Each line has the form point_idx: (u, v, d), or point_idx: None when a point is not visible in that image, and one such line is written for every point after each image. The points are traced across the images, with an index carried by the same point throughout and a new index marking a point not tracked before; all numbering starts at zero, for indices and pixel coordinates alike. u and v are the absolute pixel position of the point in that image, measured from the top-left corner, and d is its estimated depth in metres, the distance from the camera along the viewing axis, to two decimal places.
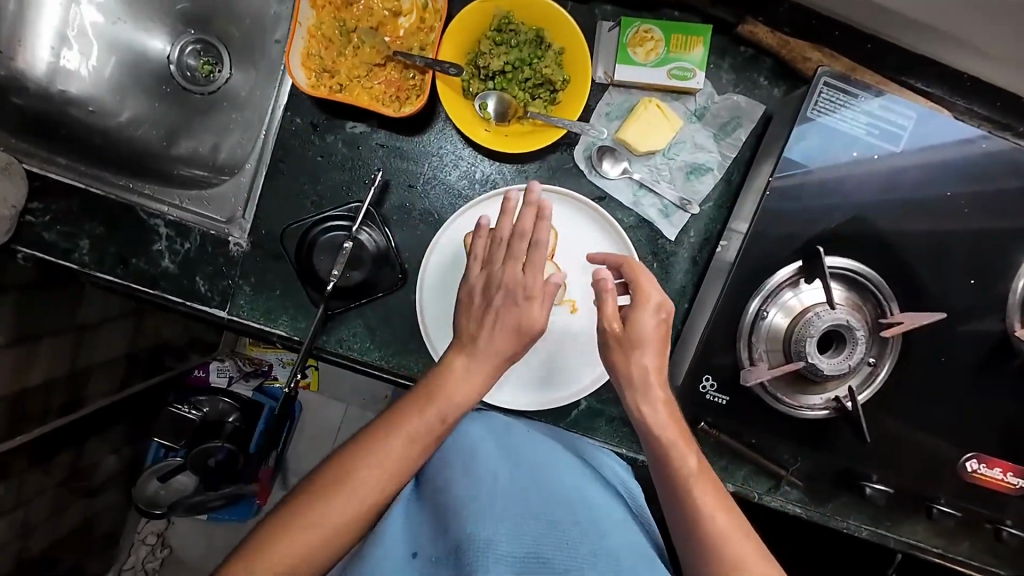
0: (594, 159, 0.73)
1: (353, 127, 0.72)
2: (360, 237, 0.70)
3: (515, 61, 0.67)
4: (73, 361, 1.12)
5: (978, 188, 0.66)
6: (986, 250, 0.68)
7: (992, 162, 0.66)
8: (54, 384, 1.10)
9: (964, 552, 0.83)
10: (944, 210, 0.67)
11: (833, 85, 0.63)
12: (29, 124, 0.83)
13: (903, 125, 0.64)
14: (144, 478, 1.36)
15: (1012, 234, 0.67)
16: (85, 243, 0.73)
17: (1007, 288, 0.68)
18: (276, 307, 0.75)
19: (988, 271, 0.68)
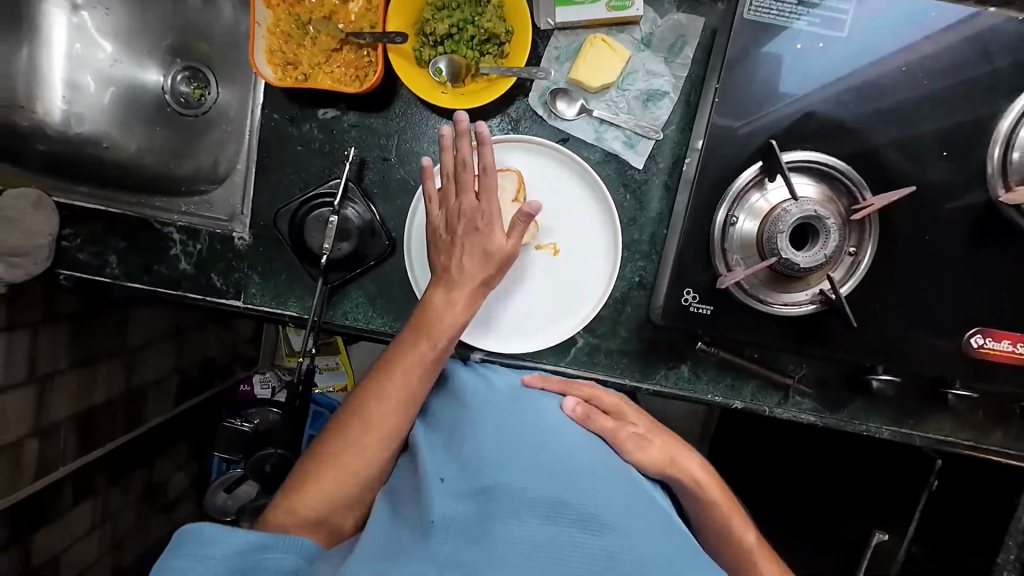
0: (550, 103, 0.76)
1: (325, 112, 0.77)
2: (345, 212, 0.75)
3: (458, 22, 0.71)
4: (129, 380, 1.23)
5: (936, 58, 0.66)
6: (957, 119, 0.66)
7: (943, 30, 0.66)
8: (117, 403, 1.21)
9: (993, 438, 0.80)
10: (905, 86, 0.66)
11: None
12: (52, 165, 0.91)
13: (844, 9, 0.66)
14: (213, 490, 1.42)
15: (982, 98, 0.66)
16: (112, 259, 0.83)
17: (984, 155, 0.66)
18: (284, 291, 0.82)
19: (962, 140, 0.66)
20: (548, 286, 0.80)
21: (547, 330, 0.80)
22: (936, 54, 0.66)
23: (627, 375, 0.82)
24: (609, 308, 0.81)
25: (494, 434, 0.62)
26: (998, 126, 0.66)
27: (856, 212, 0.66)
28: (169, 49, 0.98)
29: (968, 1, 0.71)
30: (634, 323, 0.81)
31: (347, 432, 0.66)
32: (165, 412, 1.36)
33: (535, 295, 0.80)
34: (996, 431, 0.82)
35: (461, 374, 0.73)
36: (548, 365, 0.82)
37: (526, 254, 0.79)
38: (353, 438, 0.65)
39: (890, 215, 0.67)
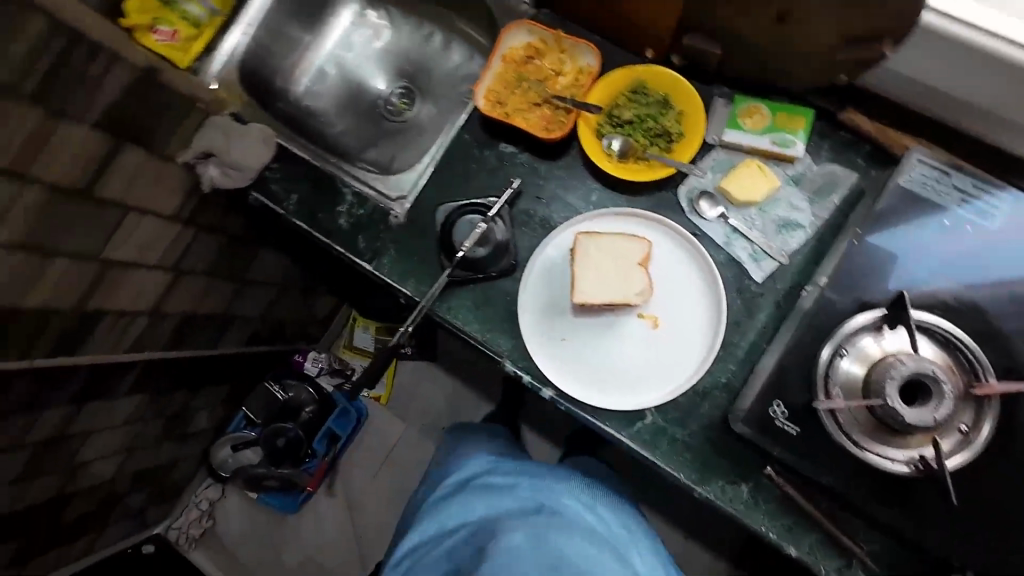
0: (694, 201, 0.85)
1: (507, 146, 0.92)
2: (491, 225, 0.87)
3: (643, 115, 0.85)
4: (229, 305, 1.37)
5: None
6: None
7: None
8: (211, 319, 1.34)
9: None
10: None
11: (926, 163, 0.77)
12: (281, 118, 1.15)
13: (992, 206, 0.75)
14: (222, 443, 1.60)
15: None
16: (294, 197, 1.00)
17: None
18: (408, 271, 0.93)
19: None
20: (638, 355, 0.84)
21: (624, 394, 0.83)
22: None
23: (684, 472, 0.80)
24: (689, 399, 0.82)
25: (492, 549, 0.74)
26: None
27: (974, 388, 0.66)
28: (396, 68, 1.23)
29: None
30: (708, 422, 0.81)
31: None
32: (238, 347, 1.48)
33: (624, 358, 0.84)
34: None
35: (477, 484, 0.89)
36: (607, 427, 0.82)
37: (627, 318, 0.85)
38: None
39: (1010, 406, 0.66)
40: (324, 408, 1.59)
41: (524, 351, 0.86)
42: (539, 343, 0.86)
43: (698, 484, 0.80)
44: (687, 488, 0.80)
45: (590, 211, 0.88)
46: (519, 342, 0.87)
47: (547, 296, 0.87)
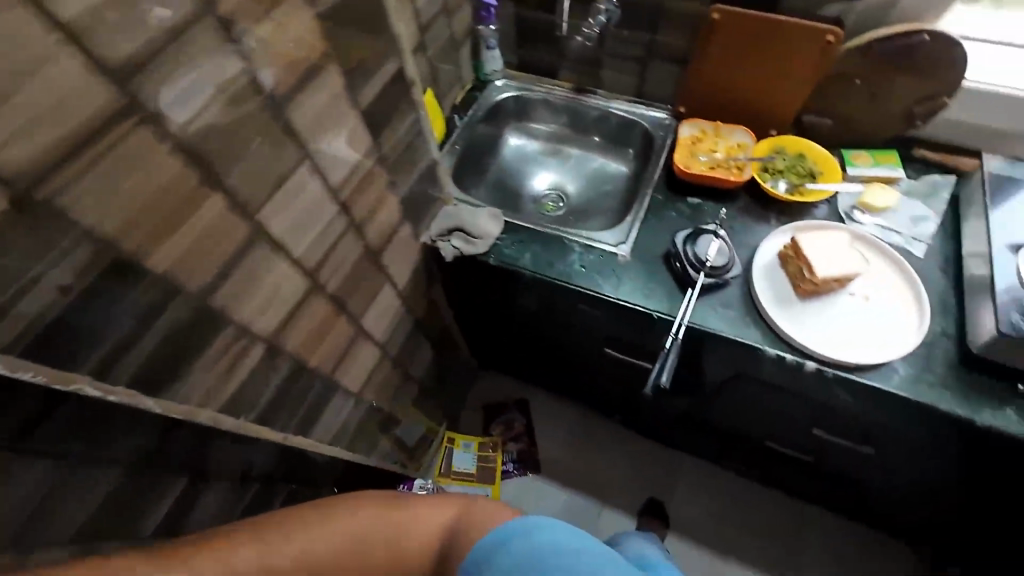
0: (847, 212, 1.17)
1: (695, 199, 1.22)
2: (716, 243, 1.10)
3: (792, 164, 1.21)
4: (388, 402, 1.43)
5: None
6: None
7: None
8: (375, 412, 1.36)
9: None
10: None
11: (997, 159, 1.13)
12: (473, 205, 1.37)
13: None
14: None
15: None
16: (527, 255, 1.18)
17: None
18: (649, 294, 1.10)
19: None
20: (860, 318, 1.03)
21: (865, 350, 0.99)
22: None
23: (956, 405, 0.93)
24: (924, 349, 0.99)
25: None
26: None
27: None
28: (548, 176, 1.56)
29: None
30: (943, 363, 0.98)
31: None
32: None
33: (852, 322, 1.02)
34: None
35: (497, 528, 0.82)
36: (874, 381, 0.97)
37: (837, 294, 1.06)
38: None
39: None
40: None
41: (776, 336, 1.03)
42: (788, 325, 1.03)
43: (972, 412, 0.93)
44: (964, 420, 0.93)
45: (787, 223, 1.16)
46: (768, 331, 1.03)
47: (774, 291, 1.07)
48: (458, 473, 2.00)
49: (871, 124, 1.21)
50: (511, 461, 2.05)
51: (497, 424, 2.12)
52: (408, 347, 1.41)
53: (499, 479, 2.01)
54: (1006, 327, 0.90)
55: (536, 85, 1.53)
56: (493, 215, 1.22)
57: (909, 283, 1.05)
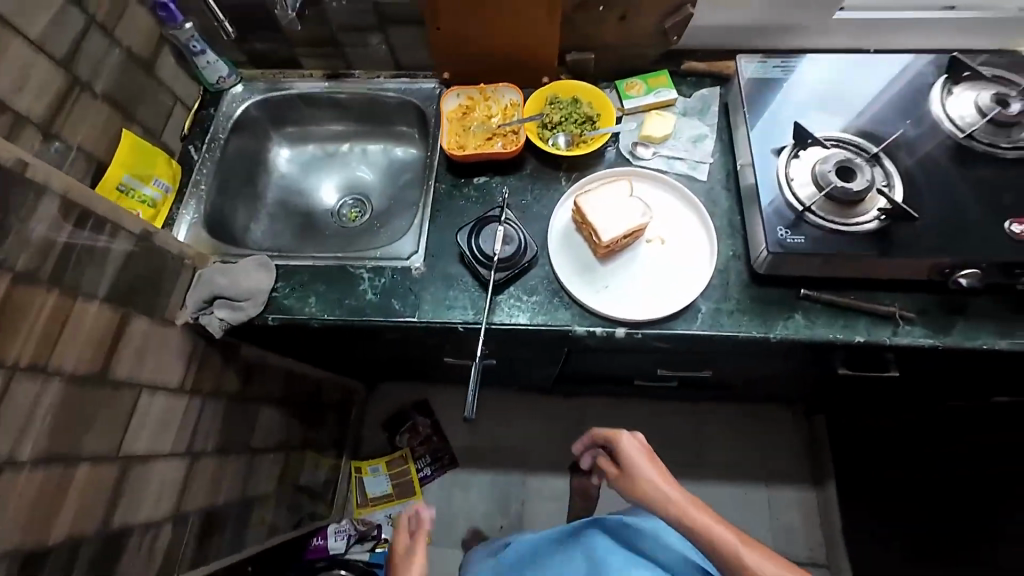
0: (631, 149, 1.11)
1: (479, 178, 1.10)
2: (504, 230, 1.01)
3: (569, 113, 1.12)
4: (244, 487, 1.28)
5: (872, 76, 1.04)
6: (907, 102, 1.01)
7: (869, 61, 1.05)
8: (229, 507, 1.21)
9: None
10: (862, 91, 1.03)
11: (750, 55, 1.09)
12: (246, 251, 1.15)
13: (799, 58, 1.08)
14: None
15: (914, 90, 1.02)
16: (314, 300, 1.03)
17: (931, 113, 0.99)
18: (452, 305, 1.00)
19: (914, 110, 1.00)
20: (658, 266, 1.00)
21: (668, 299, 0.97)
22: (869, 75, 1.04)
23: (753, 329, 0.95)
24: (719, 280, 0.99)
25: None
26: (933, 100, 1.00)
27: (882, 152, 0.95)
28: (339, 185, 1.36)
29: (885, 55, 1.12)
30: (739, 288, 0.99)
31: (638, 469, 0.94)
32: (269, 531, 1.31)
33: (652, 272, 1.00)
34: None
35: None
36: (681, 329, 0.95)
37: (635, 245, 1.02)
38: (649, 478, 0.92)
39: (896, 159, 0.95)
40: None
41: (584, 311, 0.97)
42: (592, 297, 0.98)
43: (767, 331, 0.96)
44: (762, 340, 0.96)
45: (577, 180, 1.08)
46: (576, 307, 0.98)
47: (576, 263, 1.01)
48: (376, 499, 1.94)
49: (633, 47, 1.12)
50: (426, 466, 1.99)
51: (402, 436, 2.02)
52: (240, 426, 1.24)
53: (419, 488, 1.97)
54: (776, 244, 0.90)
55: (284, 82, 1.29)
56: (262, 264, 1.04)
57: (695, 211, 1.04)
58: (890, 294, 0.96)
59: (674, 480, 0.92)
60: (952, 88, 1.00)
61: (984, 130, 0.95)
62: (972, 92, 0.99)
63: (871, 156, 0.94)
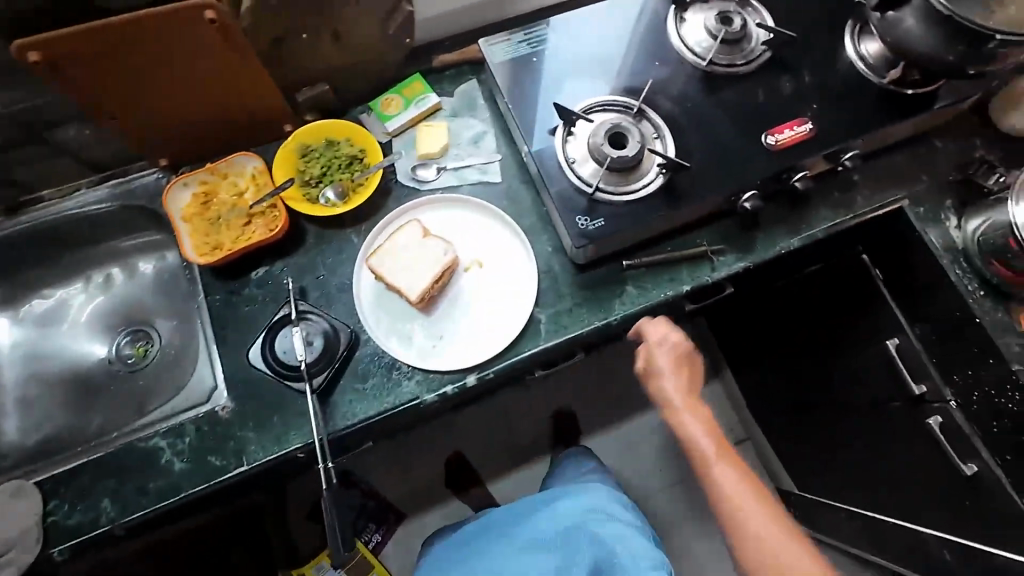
0: (413, 175, 0.99)
1: (257, 272, 0.93)
2: (304, 327, 0.86)
3: (329, 159, 0.96)
4: None
5: (612, 23, 1.01)
6: (650, 41, 1.00)
7: (604, 9, 1.02)
8: None
9: (844, 207, 1.04)
10: (607, 43, 1.00)
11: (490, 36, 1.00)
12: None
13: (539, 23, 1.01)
14: None
15: (653, 26, 1.01)
16: (108, 502, 0.82)
17: (674, 46, 0.99)
18: (281, 432, 0.85)
19: (658, 48, 0.99)
20: (485, 293, 0.94)
21: (505, 326, 0.92)
22: (608, 24, 1.01)
23: (595, 318, 0.94)
24: (547, 283, 0.96)
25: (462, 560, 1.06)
26: (671, 32, 1.00)
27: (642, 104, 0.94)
28: (105, 326, 1.10)
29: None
30: (568, 284, 0.96)
31: (672, 387, 0.99)
32: None
33: (482, 303, 0.94)
34: (855, 196, 1.05)
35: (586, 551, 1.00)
36: (529, 350, 0.91)
37: (454, 279, 0.94)
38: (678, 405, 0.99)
39: (658, 106, 0.95)
40: None
41: (429, 375, 0.88)
42: (430, 357, 0.90)
43: (607, 316, 0.95)
44: (606, 326, 0.95)
45: (369, 232, 0.95)
46: (418, 374, 0.88)
47: (401, 328, 0.91)
48: None
49: (369, 63, 0.98)
50: (375, 534, 1.82)
51: None
52: None
53: (377, 560, 1.80)
54: (580, 236, 0.87)
55: None
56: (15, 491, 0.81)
57: (500, 221, 0.96)
58: (697, 234, 0.99)
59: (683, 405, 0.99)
60: (683, 16, 1.01)
61: (718, 52, 0.98)
62: (700, 17, 1.01)
63: (635, 112, 0.92)
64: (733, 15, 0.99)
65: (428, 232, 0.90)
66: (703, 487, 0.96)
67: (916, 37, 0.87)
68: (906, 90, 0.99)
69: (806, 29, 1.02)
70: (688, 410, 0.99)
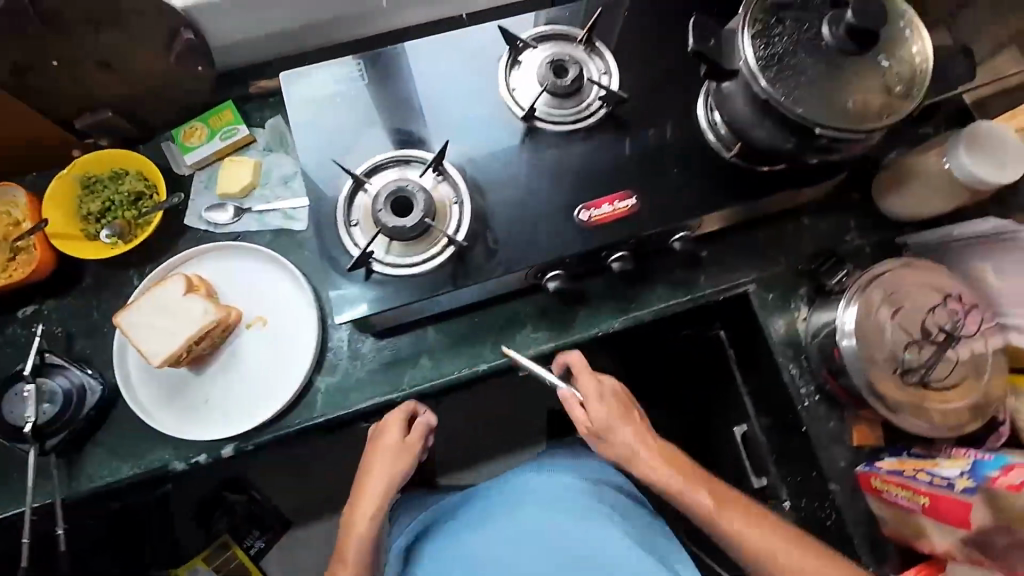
0: (207, 217, 0.91)
1: (24, 310, 0.87)
2: (45, 384, 0.80)
3: (109, 194, 0.88)
4: None
5: (437, 59, 0.89)
6: (476, 85, 0.89)
7: (431, 42, 0.90)
8: None
9: (686, 284, 0.94)
10: (427, 84, 0.88)
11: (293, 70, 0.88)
12: None
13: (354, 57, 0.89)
14: None
15: (483, 67, 0.89)
16: None
17: (501, 94, 0.88)
18: (19, 488, 0.81)
19: (484, 94, 0.88)
20: (267, 354, 0.87)
21: (279, 391, 0.85)
22: (432, 62, 0.89)
23: (379, 394, 0.86)
24: (334, 348, 0.88)
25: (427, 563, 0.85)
26: (501, 77, 0.88)
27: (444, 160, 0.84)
28: None
29: (466, 23, 0.98)
30: (357, 350, 0.88)
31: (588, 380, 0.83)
32: None
33: (260, 364, 0.87)
34: (701, 275, 0.95)
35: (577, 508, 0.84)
36: (300, 423, 0.85)
37: (235, 337, 0.87)
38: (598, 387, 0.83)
39: (466, 165, 0.85)
40: None
41: (184, 442, 0.83)
42: (192, 424, 0.84)
43: (394, 391, 0.87)
44: (391, 402, 0.87)
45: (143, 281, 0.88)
46: (175, 440, 0.83)
47: (163, 387, 0.85)
48: None
49: (163, 89, 0.89)
50: (258, 540, 1.64)
51: None
52: None
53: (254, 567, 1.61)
54: (349, 311, 0.80)
55: None
56: None
57: (289, 275, 0.89)
58: (510, 307, 0.91)
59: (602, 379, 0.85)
60: (517, 59, 0.89)
61: (548, 109, 0.87)
62: (535, 62, 0.89)
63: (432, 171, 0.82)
64: (568, 65, 0.87)
65: (193, 291, 0.83)
66: (693, 513, 0.77)
67: (744, 115, 0.75)
68: (759, 168, 0.86)
69: (656, 84, 0.90)
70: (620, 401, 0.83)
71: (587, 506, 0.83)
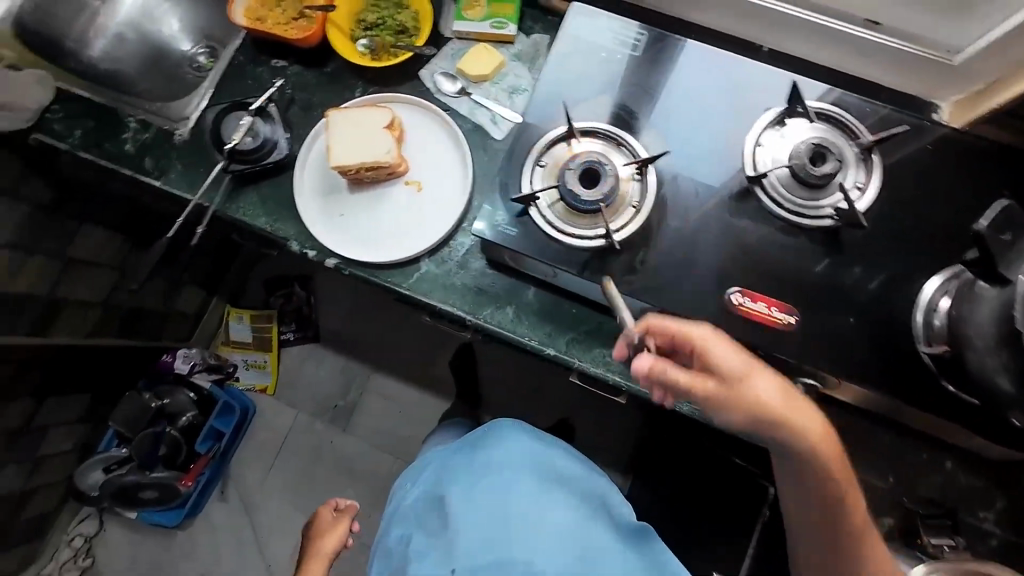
0: (437, 81, 1.00)
1: (277, 61, 1.04)
2: (254, 123, 0.96)
3: (385, 15, 0.99)
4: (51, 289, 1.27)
5: (712, 73, 0.86)
6: (729, 118, 0.84)
7: (717, 54, 0.86)
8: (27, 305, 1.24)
9: None
10: (685, 89, 0.86)
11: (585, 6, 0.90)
12: None
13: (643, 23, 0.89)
14: (91, 465, 1.58)
15: (749, 107, 0.84)
16: (79, 132, 1.05)
17: (746, 142, 0.83)
18: (196, 180, 1.00)
19: (729, 132, 0.84)
20: (404, 214, 0.95)
21: (393, 248, 0.94)
22: (707, 72, 0.86)
23: (459, 306, 0.92)
24: (453, 246, 0.94)
25: (410, 549, 0.84)
26: (757, 127, 0.83)
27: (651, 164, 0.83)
28: None
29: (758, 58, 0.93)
30: (465, 262, 0.93)
31: (694, 334, 0.67)
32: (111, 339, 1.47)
33: (393, 216, 0.95)
34: None
35: (522, 464, 0.88)
36: (388, 283, 0.93)
37: (391, 183, 0.97)
38: (703, 338, 0.66)
39: (667, 180, 0.83)
40: (206, 406, 1.70)
41: (309, 233, 0.96)
42: (321, 223, 0.95)
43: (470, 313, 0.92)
44: (461, 319, 0.92)
45: (360, 97, 0.99)
46: (304, 226, 0.97)
47: (322, 182, 0.97)
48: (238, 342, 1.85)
49: None
50: (292, 331, 1.85)
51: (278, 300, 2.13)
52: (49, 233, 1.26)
53: (279, 349, 1.85)
54: (487, 226, 0.83)
55: None
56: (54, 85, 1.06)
57: (463, 167, 0.96)
58: (606, 322, 0.90)
59: (703, 352, 0.66)
60: (784, 121, 0.83)
61: (779, 183, 0.81)
62: (799, 134, 0.83)
63: (636, 166, 0.82)
64: (829, 157, 0.80)
65: (389, 128, 0.93)
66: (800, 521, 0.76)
67: (978, 327, 0.64)
68: (944, 383, 0.75)
69: (898, 230, 0.80)
70: (721, 355, 0.66)
71: (559, 490, 0.86)
